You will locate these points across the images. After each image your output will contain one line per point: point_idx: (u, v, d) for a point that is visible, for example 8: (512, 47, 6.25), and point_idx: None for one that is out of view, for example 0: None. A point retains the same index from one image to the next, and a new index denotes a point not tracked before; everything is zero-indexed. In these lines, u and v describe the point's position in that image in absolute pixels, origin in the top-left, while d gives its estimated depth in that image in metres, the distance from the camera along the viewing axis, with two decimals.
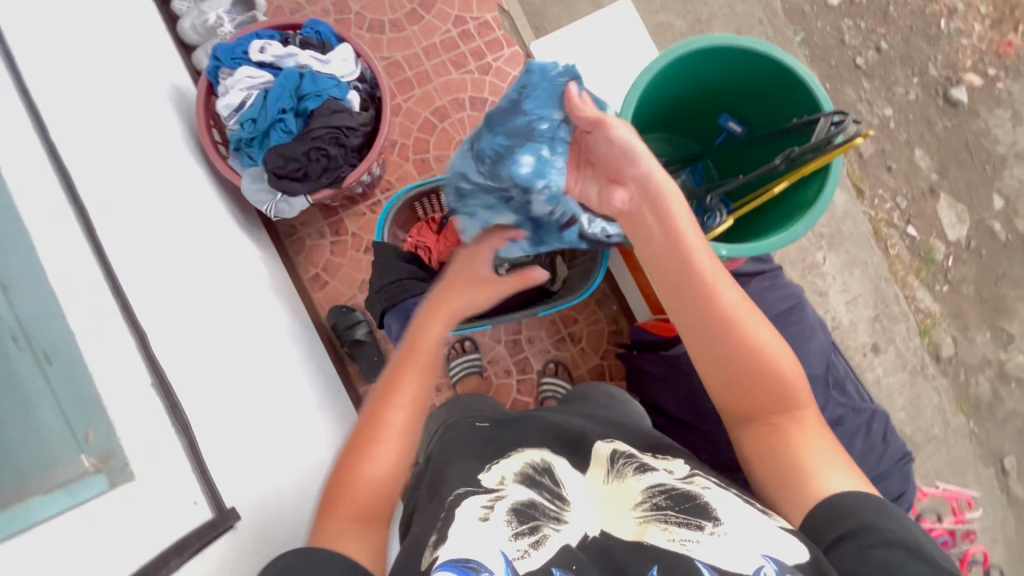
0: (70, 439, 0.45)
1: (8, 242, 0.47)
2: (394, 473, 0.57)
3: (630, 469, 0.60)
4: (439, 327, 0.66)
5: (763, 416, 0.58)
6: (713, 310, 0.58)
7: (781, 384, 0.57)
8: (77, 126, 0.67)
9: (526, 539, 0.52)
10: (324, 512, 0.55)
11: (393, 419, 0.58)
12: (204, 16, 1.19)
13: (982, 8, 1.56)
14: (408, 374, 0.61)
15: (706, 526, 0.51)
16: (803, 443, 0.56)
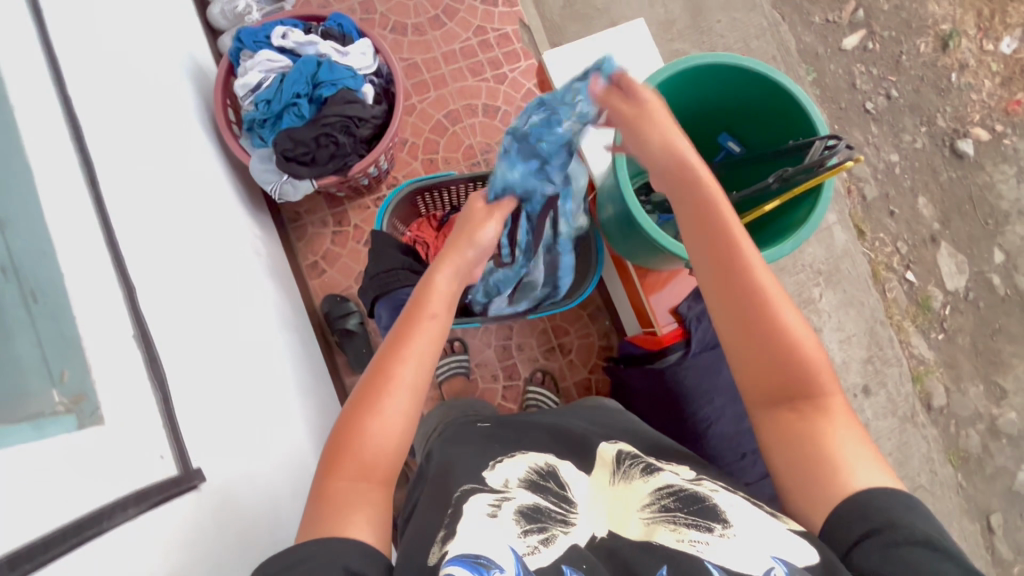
0: (46, 375, 0.46)
1: (11, 180, 0.49)
2: (402, 429, 0.57)
3: (637, 470, 0.61)
4: (446, 282, 0.67)
5: (787, 403, 0.57)
6: (746, 289, 0.58)
7: (808, 367, 0.57)
8: (95, 86, 0.69)
9: (536, 538, 0.52)
10: (329, 469, 0.55)
11: (402, 374, 0.58)
12: (233, 3, 1.23)
13: (993, 65, 1.59)
14: (416, 328, 0.61)
15: (714, 528, 0.51)
16: (830, 432, 0.55)
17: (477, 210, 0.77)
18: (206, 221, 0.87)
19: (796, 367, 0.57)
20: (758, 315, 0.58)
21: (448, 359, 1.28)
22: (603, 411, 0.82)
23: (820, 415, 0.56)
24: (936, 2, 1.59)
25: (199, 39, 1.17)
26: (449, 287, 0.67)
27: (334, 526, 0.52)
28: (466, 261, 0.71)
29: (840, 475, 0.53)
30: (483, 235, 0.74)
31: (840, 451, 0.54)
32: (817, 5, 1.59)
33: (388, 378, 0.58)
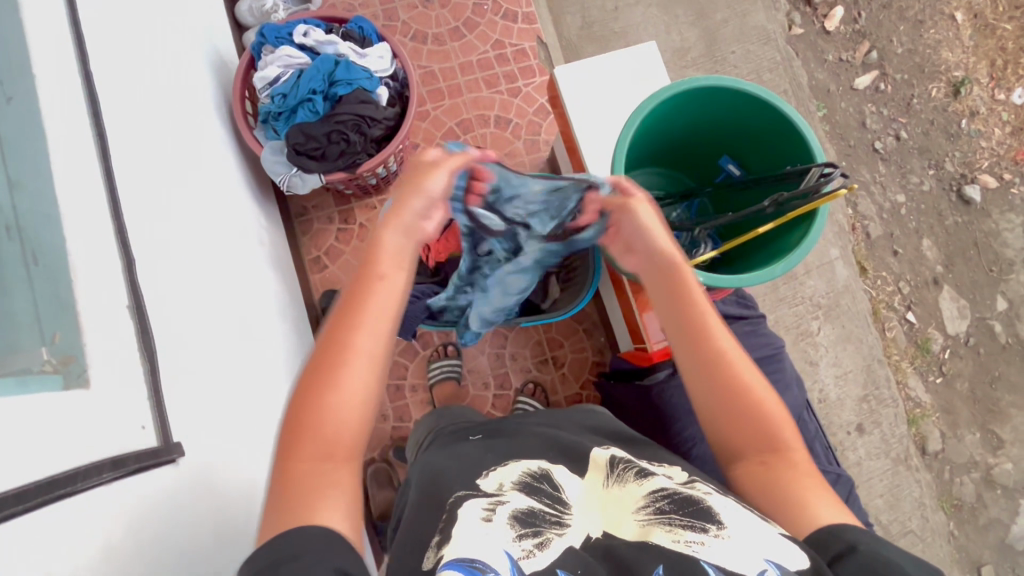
0: (38, 333, 0.47)
1: (26, 146, 0.51)
2: (363, 402, 0.54)
3: (631, 474, 0.61)
4: (394, 240, 0.60)
5: (755, 454, 0.58)
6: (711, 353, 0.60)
7: (770, 427, 0.58)
8: (117, 66, 0.71)
9: (529, 541, 0.53)
10: (288, 452, 0.52)
11: (359, 342, 0.54)
12: (261, 1, 1.28)
13: (1003, 114, 1.60)
14: (370, 299, 0.56)
15: (709, 529, 0.51)
16: (794, 480, 0.56)
17: (424, 166, 0.65)
18: (212, 207, 0.89)
19: (758, 424, 0.58)
20: (718, 381, 0.59)
21: (441, 362, 1.28)
22: (594, 415, 0.83)
23: (785, 468, 0.57)
24: (950, 49, 1.61)
25: (224, 34, 1.21)
26: (400, 243, 0.61)
27: (306, 516, 0.49)
28: (413, 216, 0.62)
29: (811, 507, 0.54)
30: (431, 185, 0.64)
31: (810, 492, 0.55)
32: (831, 44, 1.61)
33: (343, 351, 0.54)
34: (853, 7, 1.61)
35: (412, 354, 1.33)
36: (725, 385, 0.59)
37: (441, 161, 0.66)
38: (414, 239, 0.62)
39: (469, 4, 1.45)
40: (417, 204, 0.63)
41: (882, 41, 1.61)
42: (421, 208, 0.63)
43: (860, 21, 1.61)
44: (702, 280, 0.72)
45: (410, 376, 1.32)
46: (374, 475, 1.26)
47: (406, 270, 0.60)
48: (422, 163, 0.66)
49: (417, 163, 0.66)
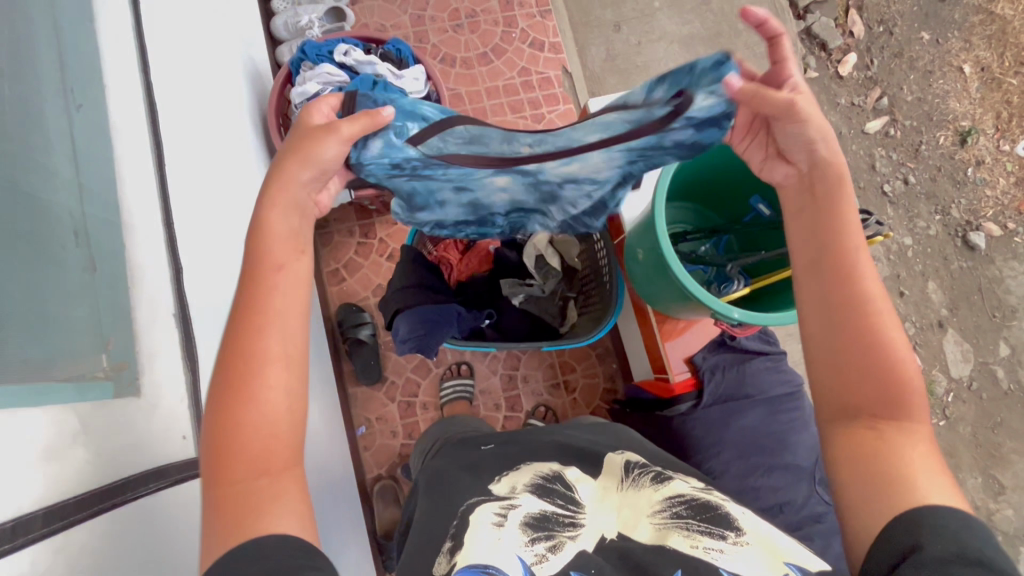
0: (98, 340, 0.47)
1: (93, 152, 0.52)
2: (291, 409, 0.49)
3: (647, 478, 0.63)
4: (283, 222, 0.55)
5: (866, 417, 0.52)
6: (848, 287, 0.53)
7: (898, 389, 0.51)
8: (170, 73, 0.73)
9: (542, 545, 0.54)
10: (214, 474, 0.47)
11: (268, 347, 0.49)
12: (297, 18, 1.32)
13: (1007, 164, 1.65)
14: (272, 296, 0.52)
15: (728, 536, 0.53)
16: (903, 457, 0.50)
17: (314, 128, 0.56)
18: (245, 215, 0.89)
19: (878, 371, 0.52)
20: (843, 319, 0.53)
21: (454, 381, 1.27)
22: (611, 430, 0.80)
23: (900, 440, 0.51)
24: (957, 100, 1.66)
25: (261, 47, 1.24)
26: (291, 225, 0.55)
27: (257, 524, 0.45)
28: (303, 192, 0.57)
29: (910, 488, 0.48)
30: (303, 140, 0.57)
31: (915, 468, 0.49)
32: (844, 88, 1.66)
33: (246, 358, 0.49)
34: (866, 55, 1.67)
35: (424, 371, 1.33)
36: (857, 325, 0.53)
37: (341, 127, 0.55)
38: (305, 220, 0.57)
39: (497, 31, 1.49)
40: (304, 174, 0.56)
41: (893, 89, 1.66)
42: (305, 173, 0.56)
43: (872, 68, 1.66)
44: (736, 317, 0.73)
45: (421, 394, 1.32)
46: (380, 492, 1.24)
47: (302, 258, 0.55)
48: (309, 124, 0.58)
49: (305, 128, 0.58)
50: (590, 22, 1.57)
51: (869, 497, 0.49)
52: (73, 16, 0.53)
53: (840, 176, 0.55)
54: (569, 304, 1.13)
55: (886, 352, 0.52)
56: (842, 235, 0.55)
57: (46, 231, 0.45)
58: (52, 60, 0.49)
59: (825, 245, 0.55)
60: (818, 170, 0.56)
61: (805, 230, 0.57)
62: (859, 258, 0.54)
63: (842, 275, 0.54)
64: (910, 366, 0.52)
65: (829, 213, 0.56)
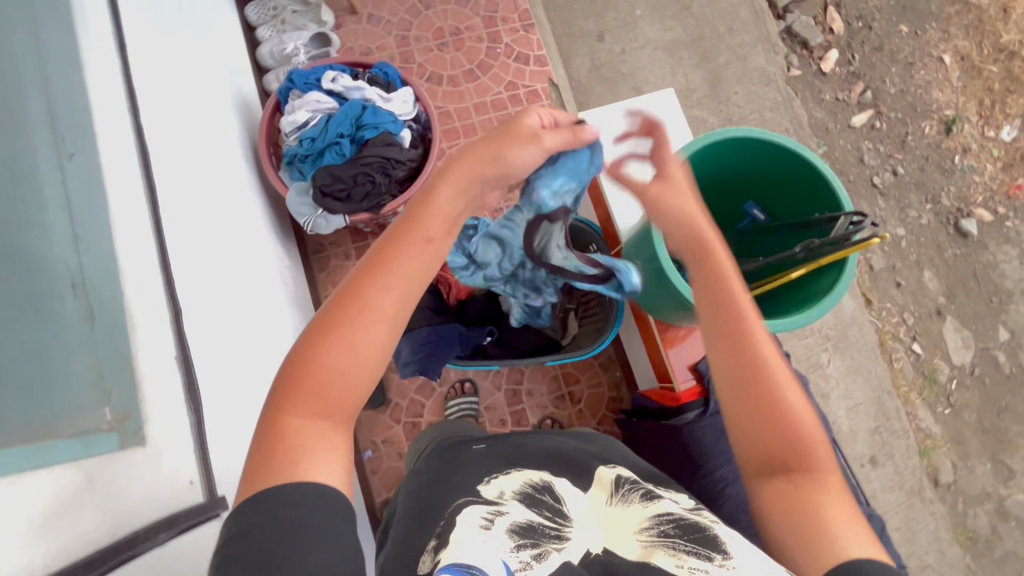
0: (99, 393, 0.47)
1: (87, 204, 0.52)
2: (372, 364, 0.49)
3: (636, 495, 0.59)
4: (450, 199, 0.53)
5: (781, 471, 0.53)
6: (747, 350, 0.55)
7: (802, 443, 0.53)
8: (157, 112, 0.73)
9: (528, 552, 0.49)
10: (284, 395, 0.47)
11: (379, 305, 0.48)
12: (283, 45, 1.33)
13: (993, 150, 1.66)
14: (398, 256, 0.50)
15: (714, 558, 0.49)
16: (818, 508, 0.51)
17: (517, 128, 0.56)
18: (240, 245, 0.89)
19: (783, 424, 0.54)
20: (747, 381, 0.54)
21: (458, 399, 1.26)
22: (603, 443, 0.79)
23: (815, 490, 0.52)
24: (940, 89, 1.67)
25: (247, 78, 1.25)
26: (452, 201, 0.53)
27: (297, 472, 0.45)
28: (484, 181, 0.55)
29: (833, 542, 0.49)
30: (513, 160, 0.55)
31: (829, 519, 0.50)
32: (828, 84, 1.67)
33: (359, 304, 0.48)
34: (847, 50, 1.68)
35: (428, 391, 1.31)
36: (758, 385, 0.54)
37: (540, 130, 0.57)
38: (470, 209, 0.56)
39: (483, 47, 1.49)
40: (489, 171, 0.54)
41: (876, 82, 1.67)
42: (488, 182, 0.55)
43: (854, 62, 1.68)
44: None
45: (426, 414, 1.31)
46: None
47: (444, 226, 0.53)
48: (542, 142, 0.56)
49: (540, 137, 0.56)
50: (573, 33, 1.58)
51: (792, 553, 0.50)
52: (61, 68, 0.54)
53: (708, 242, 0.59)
54: (569, 315, 1.12)
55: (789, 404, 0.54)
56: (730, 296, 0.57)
57: (40, 289, 0.45)
58: (44, 116, 0.50)
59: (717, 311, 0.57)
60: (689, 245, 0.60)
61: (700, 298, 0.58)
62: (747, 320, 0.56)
63: (741, 340, 0.55)
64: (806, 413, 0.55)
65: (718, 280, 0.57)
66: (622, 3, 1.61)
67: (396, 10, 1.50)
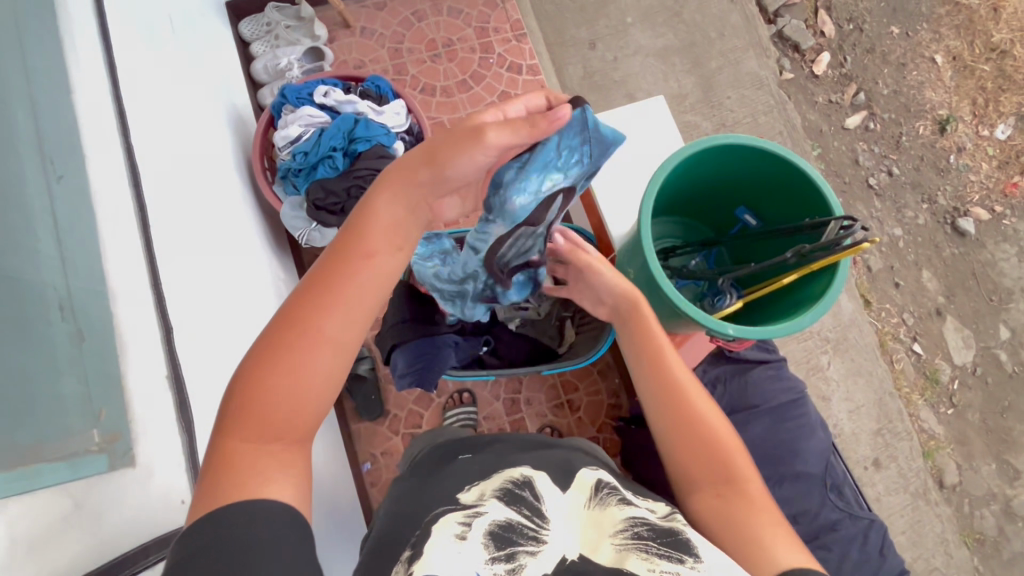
0: (87, 415, 0.47)
1: (76, 225, 0.52)
2: (319, 390, 0.49)
3: (614, 499, 0.57)
4: (389, 211, 0.52)
5: (709, 485, 0.59)
6: (661, 376, 0.65)
7: (724, 458, 0.59)
8: (147, 131, 0.73)
9: (502, 565, 0.48)
10: (230, 422, 0.47)
11: (321, 327, 0.49)
12: (276, 60, 1.34)
13: (989, 149, 1.66)
14: (339, 277, 0.50)
15: (686, 560, 0.48)
16: (747, 516, 0.55)
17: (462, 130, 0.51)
18: (233, 259, 0.89)
19: (706, 442, 0.61)
20: (666, 403, 0.64)
21: (457, 409, 1.24)
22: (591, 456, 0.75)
23: (742, 501, 0.57)
24: (933, 89, 1.68)
25: (241, 93, 1.26)
26: (397, 215, 0.53)
27: (248, 490, 0.45)
28: (421, 190, 0.53)
29: (762, 546, 0.53)
30: (456, 165, 0.52)
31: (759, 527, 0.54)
32: (820, 87, 1.67)
33: (299, 327, 0.48)
34: (838, 52, 1.69)
35: (426, 402, 1.31)
36: (675, 404, 0.63)
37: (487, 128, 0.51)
38: (417, 217, 0.54)
39: (475, 57, 1.50)
40: (423, 175, 0.53)
41: (868, 83, 1.67)
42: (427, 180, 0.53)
43: (846, 65, 1.68)
44: (730, 332, 0.73)
45: (425, 425, 1.30)
46: None
47: (388, 244, 0.52)
48: (485, 141, 0.50)
49: (483, 132, 0.50)
50: (565, 42, 1.59)
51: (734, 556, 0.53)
52: (49, 93, 0.55)
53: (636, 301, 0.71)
54: (566, 324, 1.12)
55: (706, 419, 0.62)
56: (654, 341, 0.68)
57: (26, 311, 0.45)
58: (31, 139, 0.50)
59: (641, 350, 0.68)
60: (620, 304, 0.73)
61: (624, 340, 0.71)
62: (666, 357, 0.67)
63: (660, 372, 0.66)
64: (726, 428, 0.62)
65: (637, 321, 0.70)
66: (614, 11, 1.62)
67: (389, 23, 1.51)
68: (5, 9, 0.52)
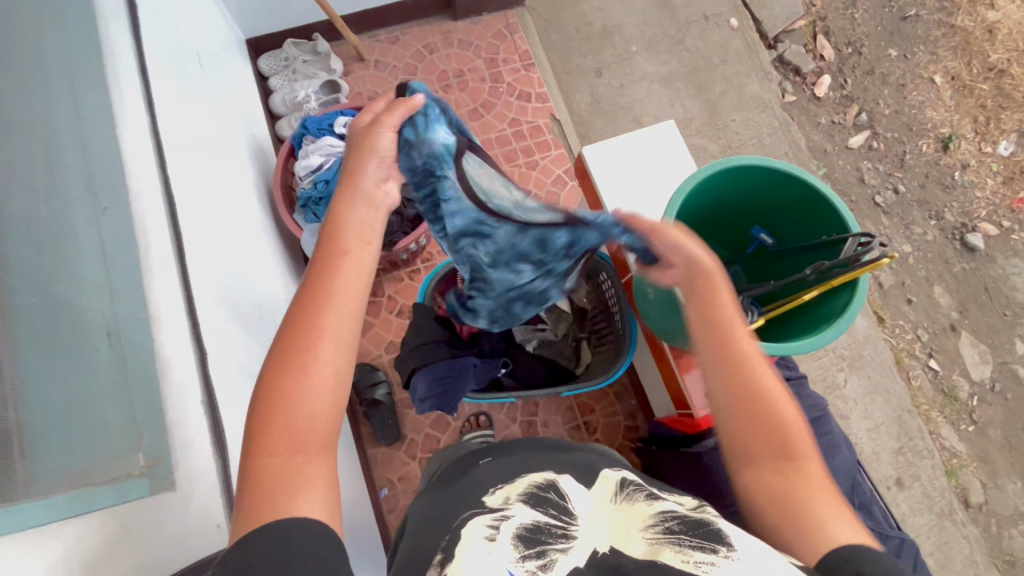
0: (129, 438, 0.48)
1: (119, 254, 0.54)
2: (334, 392, 0.50)
3: (641, 496, 0.56)
4: (354, 214, 0.56)
5: (769, 462, 0.55)
6: (733, 355, 0.58)
7: (786, 439, 0.56)
8: (179, 161, 0.76)
9: (534, 562, 0.47)
10: (255, 441, 0.48)
11: (324, 326, 0.50)
12: (294, 93, 1.39)
13: (993, 165, 1.68)
14: (329, 279, 0.52)
15: (719, 550, 0.45)
16: (805, 494, 0.53)
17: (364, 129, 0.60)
18: (255, 283, 0.90)
19: (772, 427, 0.56)
20: (733, 385, 0.57)
21: (474, 433, 1.24)
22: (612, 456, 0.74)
23: (802, 481, 0.54)
24: (934, 109, 1.71)
25: (261, 125, 1.31)
26: (362, 215, 0.56)
27: (280, 508, 0.46)
28: (368, 184, 0.57)
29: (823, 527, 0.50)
30: (381, 144, 0.59)
31: (818, 506, 0.52)
32: (823, 108, 1.71)
33: (305, 332, 0.50)
34: (839, 75, 1.73)
35: (442, 426, 1.30)
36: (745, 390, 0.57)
37: (382, 118, 0.60)
38: (380, 213, 0.58)
39: (485, 87, 1.55)
40: (370, 167, 0.58)
41: (870, 104, 1.71)
42: (377, 171, 0.59)
43: (847, 86, 1.72)
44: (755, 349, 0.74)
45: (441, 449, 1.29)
46: None
47: (366, 242, 0.55)
48: (383, 121, 0.59)
49: (379, 120, 0.59)
50: (571, 70, 1.63)
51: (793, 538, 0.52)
52: (97, 129, 0.57)
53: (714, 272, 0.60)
54: (583, 345, 1.13)
55: (767, 398, 0.57)
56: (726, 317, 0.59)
57: (71, 335, 0.46)
58: (80, 174, 0.53)
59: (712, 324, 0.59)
60: (694, 268, 0.61)
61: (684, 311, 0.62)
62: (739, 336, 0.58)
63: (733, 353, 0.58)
64: (790, 409, 0.57)
65: (703, 293, 0.60)
66: (618, 39, 1.67)
67: (402, 56, 1.56)
68: (53, 55, 0.55)
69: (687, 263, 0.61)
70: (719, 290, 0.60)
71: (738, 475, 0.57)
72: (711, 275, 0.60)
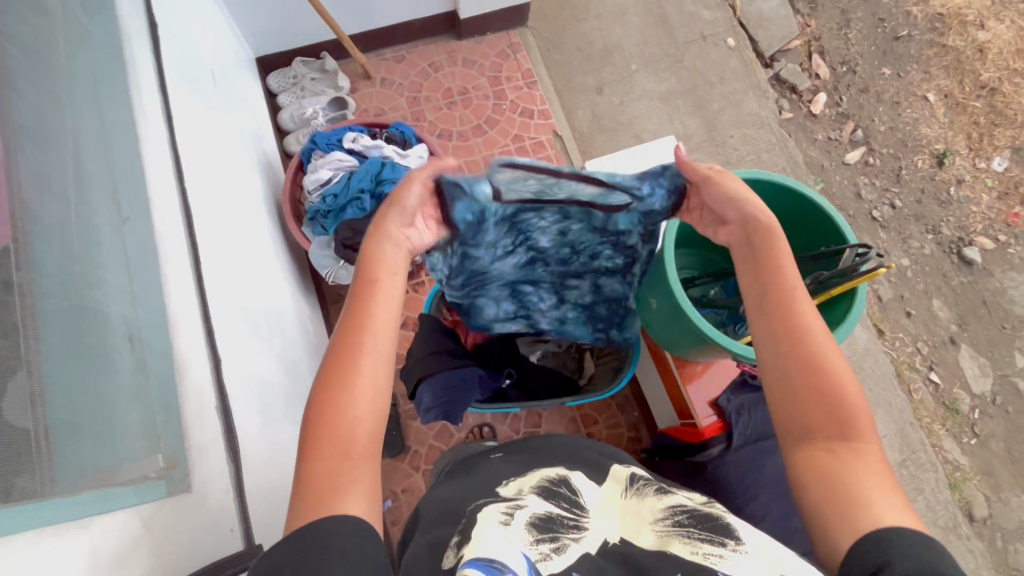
0: (148, 440, 0.50)
1: (140, 262, 0.56)
2: (376, 402, 0.52)
3: (650, 490, 0.57)
4: (380, 248, 0.59)
5: (822, 440, 0.54)
6: (790, 322, 0.58)
7: (844, 414, 0.54)
8: (195, 174, 0.78)
9: (547, 545, 0.48)
10: (306, 451, 0.49)
11: (365, 343, 0.53)
12: (302, 110, 1.43)
13: (987, 181, 1.71)
14: (369, 303, 0.55)
15: (728, 544, 0.47)
16: (855, 475, 0.51)
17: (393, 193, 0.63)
18: (265, 292, 0.92)
19: (830, 398, 0.54)
20: (788, 349, 0.57)
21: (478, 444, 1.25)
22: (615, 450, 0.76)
23: (857, 459, 0.52)
24: (928, 125, 1.74)
25: (270, 140, 1.34)
26: (388, 249, 0.60)
27: (325, 509, 0.47)
28: (393, 225, 0.61)
29: (871, 511, 0.49)
30: (408, 197, 0.63)
31: (866, 489, 0.51)
32: (819, 125, 1.75)
33: (348, 351, 0.52)
34: (834, 93, 1.77)
35: (447, 438, 1.31)
36: (798, 354, 0.56)
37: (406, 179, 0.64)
38: (403, 250, 0.61)
39: (489, 104, 1.59)
40: (393, 216, 0.62)
41: (865, 121, 1.75)
42: (400, 220, 0.62)
43: (842, 104, 1.76)
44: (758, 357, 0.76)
45: None
46: None
47: (394, 270, 0.59)
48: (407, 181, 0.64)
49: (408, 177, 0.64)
50: (573, 88, 1.67)
51: (833, 524, 0.50)
52: (121, 142, 0.60)
53: (772, 233, 0.62)
54: (586, 355, 1.14)
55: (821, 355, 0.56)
56: (781, 280, 0.60)
57: (95, 336, 0.48)
58: (105, 186, 0.55)
59: (768, 285, 0.60)
60: (751, 225, 0.63)
61: (740, 268, 0.64)
62: (796, 298, 0.58)
63: (788, 316, 0.58)
64: (852, 383, 0.55)
65: (766, 254, 0.61)
66: (618, 58, 1.71)
67: (407, 74, 1.60)
68: (82, 73, 0.58)
69: (743, 219, 0.64)
70: (778, 253, 0.60)
71: (785, 455, 0.56)
72: (768, 238, 0.61)
